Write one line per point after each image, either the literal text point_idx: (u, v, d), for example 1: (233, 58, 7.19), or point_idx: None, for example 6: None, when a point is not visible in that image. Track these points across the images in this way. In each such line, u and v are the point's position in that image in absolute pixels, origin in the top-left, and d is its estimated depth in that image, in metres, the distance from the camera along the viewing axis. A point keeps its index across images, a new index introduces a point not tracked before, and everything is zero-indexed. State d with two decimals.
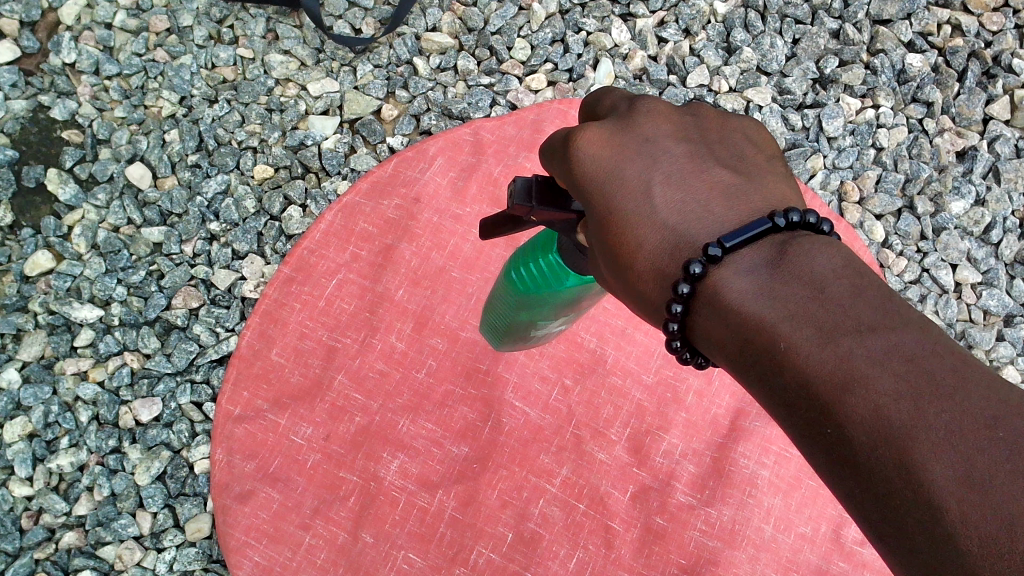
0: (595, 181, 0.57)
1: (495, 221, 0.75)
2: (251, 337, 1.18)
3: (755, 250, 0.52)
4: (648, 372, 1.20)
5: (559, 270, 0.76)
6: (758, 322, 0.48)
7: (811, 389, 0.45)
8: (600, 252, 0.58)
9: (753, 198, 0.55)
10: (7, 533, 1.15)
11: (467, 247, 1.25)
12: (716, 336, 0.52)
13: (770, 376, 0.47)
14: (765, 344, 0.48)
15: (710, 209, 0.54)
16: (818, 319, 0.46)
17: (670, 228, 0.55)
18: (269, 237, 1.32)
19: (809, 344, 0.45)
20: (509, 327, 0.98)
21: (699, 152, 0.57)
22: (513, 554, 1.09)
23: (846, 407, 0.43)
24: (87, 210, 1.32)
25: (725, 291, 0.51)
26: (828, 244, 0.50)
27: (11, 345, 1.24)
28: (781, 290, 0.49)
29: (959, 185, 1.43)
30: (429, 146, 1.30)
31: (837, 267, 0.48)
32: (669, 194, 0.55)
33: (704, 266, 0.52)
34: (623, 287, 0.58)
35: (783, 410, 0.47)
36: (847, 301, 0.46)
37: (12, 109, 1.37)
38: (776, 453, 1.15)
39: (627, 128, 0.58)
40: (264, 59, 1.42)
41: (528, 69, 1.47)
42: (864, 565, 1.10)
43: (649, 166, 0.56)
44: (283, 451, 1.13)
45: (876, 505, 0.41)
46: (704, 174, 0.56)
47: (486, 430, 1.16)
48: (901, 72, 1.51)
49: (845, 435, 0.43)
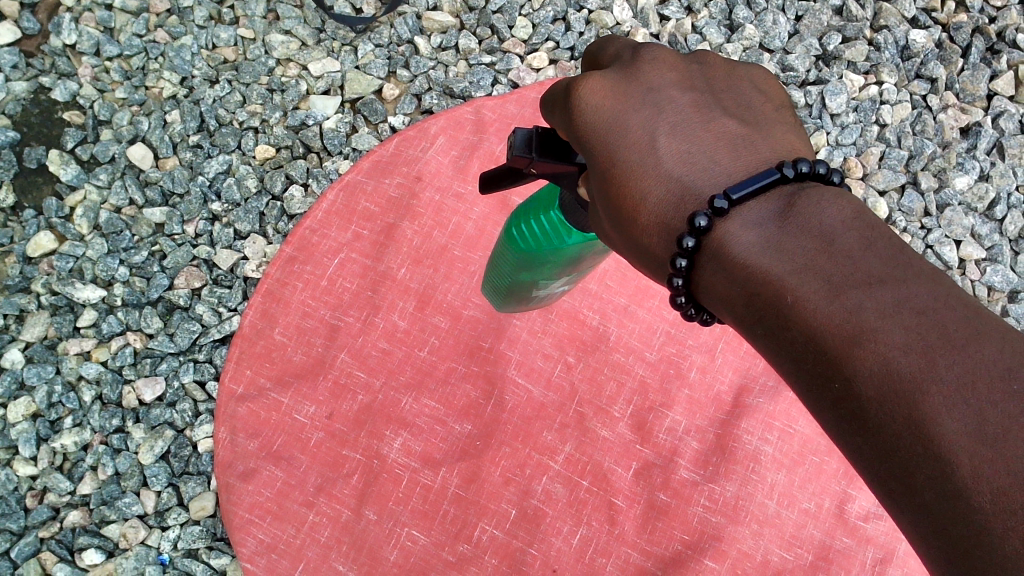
0: (598, 133, 0.56)
1: (496, 176, 0.75)
2: (253, 316, 1.18)
3: (763, 203, 0.52)
4: (650, 349, 1.19)
5: (559, 226, 0.77)
6: (766, 276, 0.48)
7: (818, 341, 0.45)
8: (601, 204, 0.58)
9: (761, 148, 0.54)
10: (12, 512, 1.16)
11: (469, 226, 1.25)
12: (723, 292, 0.52)
13: (777, 329, 0.47)
14: (773, 299, 0.48)
15: (716, 159, 0.54)
16: (826, 272, 0.46)
17: (676, 179, 0.54)
18: (271, 217, 1.32)
19: (817, 297, 0.45)
20: (509, 287, 0.98)
21: (703, 101, 0.57)
22: (516, 531, 1.09)
23: (854, 360, 0.43)
24: (89, 190, 1.32)
25: (733, 247, 0.51)
26: (838, 197, 0.50)
27: (15, 325, 1.24)
28: (790, 244, 0.49)
29: (964, 161, 1.43)
30: (430, 125, 1.30)
31: (847, 220, 0.48)
32: (673, 145, 0.55)
33: (710, 219, 0.52)
34: (626, 242, 0.57)
35: (789, 365, 0.47)
36: (857, 254, 0.46)
37: (13, 90, 1.37)
38: (780, 429, 1.15)
39: (631, 77, 0.57)
40: (265, 39, 1.42)
41: (530, 48, 1.46)
42: (868, 540, 1.10)
43: (654, 116, 0.56)
44: (286, 429, 1.13)
45: (883, 460, 0.41)
46: (711, 123, 0.55)
47: (488, 408, 1.16)
48: (905, 48, 1.49)
49: (853, 389, 0.43)
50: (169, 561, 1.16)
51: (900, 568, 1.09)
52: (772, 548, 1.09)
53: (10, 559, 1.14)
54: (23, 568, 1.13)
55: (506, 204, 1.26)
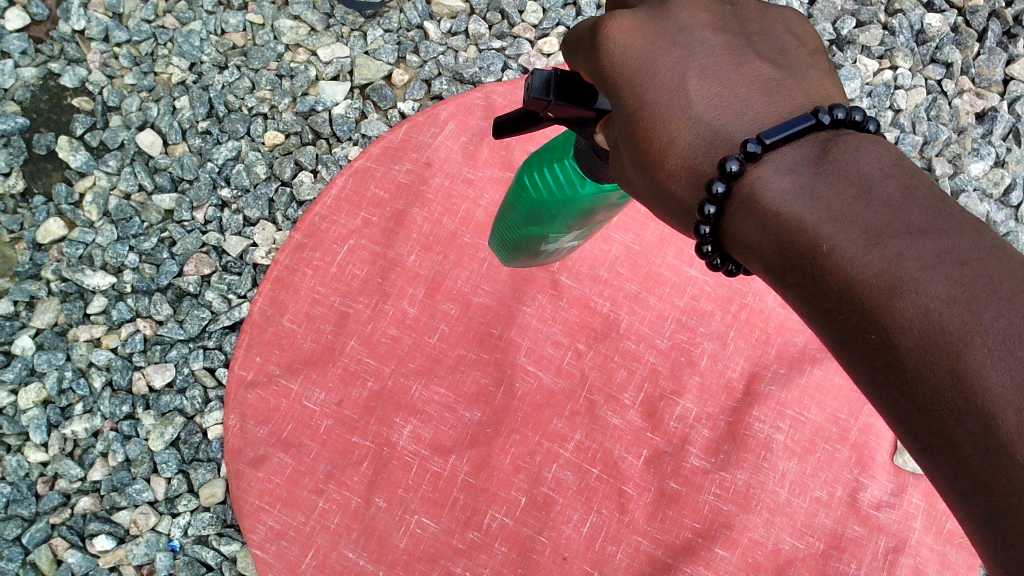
0: (625, 73, 0.54)
1: (513, 121, 0.73)
2: (263, 303, 1.17)
3: (797, 148, 0.50)
4: (662, 336, 1.18)
5: (574, 175, 0.76)
6: (799, 225, 0.47)
7: (855, 292, 0.43)
8: (625, 148, 0.56)
9: (795, 94, 0.52)
10: (23, 498, 1.16)
11: (479, 212, 1.24)
12: (752, 242, 0.51)
13: (809, 279, 0.46)
14: (806, 247, 0.46)
15: (749, 104, 0.52)
16: (865, 222, 0.44)
17: (706, 123, 0.53)
18: (281, 203, 1.31)
19: (854, 245, 0.44)
20: (519, 241, 0.98)
21: (736, 44, 0.55)
22: (526, 518, 1.09)
23: (893, 311, 0.42)
24: (98, 176, 1.32)
25: (764, 194, 0.49)
26: (876, 143, 0.48)
27: (25, 312, 1.25)
28: (824, 191, 0.47)
29: (979, 146, 1.41)
30: (440, 111, 1.29)
31: (885, 167, 0.46)
32: (705, 87, 0.53)
33: (741, 164, 0.50)
34: (650, 189, 0.55)
35: (821, 315, 0.46)
36: (896, 202, 0.44)
37: (22, 76, 1.36)
38: (792, 417, 1.14)
39: (661, 17, 0.55)
40: (273, 24, 1.41)
41: (540, 33, 1.45)
42: (880, 529, 1.09)
43: (683, 57, 0.54)
44: (296, 416, 1.13)
45: (921, 414, 0.41)
46: (744, 66, 0.53)
47: (499, 394, 1.15)
48: (920, 32, 1.48)
49: (891, 341, 0.42)
50: (179, 547, 1.16)
51: (912, 557, 1.08)
52: (784, 537, 1.08)
53: (22, 545, 1.14)
54: (35, 554, 1.13)
55: None
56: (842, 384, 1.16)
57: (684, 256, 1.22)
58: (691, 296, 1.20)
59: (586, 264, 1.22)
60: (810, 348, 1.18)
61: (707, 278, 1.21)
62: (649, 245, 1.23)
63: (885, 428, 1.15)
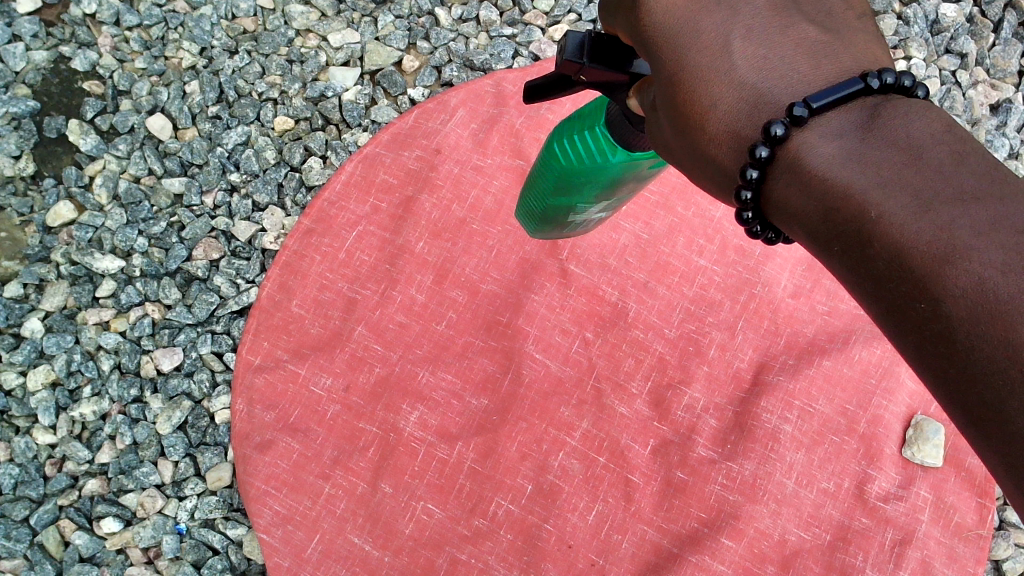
0: (667, 34, 0.54)
1: (543, 87, 0.74)
2: (272, 288, 1.17)
3: (844, 113, 0.49)
4: (670, 326, 1.18)
5: (604, 142, 0.76)
6: (846, 190, 0.46)
7: (905, 260, 0.43)
8: (665, 111, 0.56)
9: (842, 57, 0.51)
10: (32, 480, 1.17)
11: (488, 199, 1.24)
12: (795, 209, 0.50)
13: (856, 246, 0.46)
14: (853, 214, 0.46)
15: (794, 67, 0.51)
16: (915, 187, 0.44)
17: (750, 85, 0.52)
18: (290, 188, 1.31)
19: (903, 212, 0.43)
20: (546, 212, 0.97)
21: (783, 5, 0.54)
22: (532, 506, 1.09)
23: (945, 281, 0.41)
24: (108, 160, 1.32)
25: (810, 160, 0.49)
26: (926, 109, 0.47)
27: (34, 295, 1.25)
28: (872, 156, 0.46)
29: (993, 139, 1.40)
30: (451, 97, 1.29)
31: (935, 132, 0.45)
32: (749, 50, 0.53)
33: (787, 128, 0.49)
34: (689, 152, 0.55)
35: (867, 283, 0.46)
36: (948, 168, 0.43)
37: (33, 59, 1.36)
38: (800, 408, 1.13)
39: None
40: (284, 9, 1.42)
41: (552, 20, 1.44)
42: (887, 521, 1.08)
43: (728, 18, 0.53)
44: (302, 402, 1.13)
45: (972, 384, 0.40)
46: (790, 28, 0.53)
47: (506, 382, 1.15)
48: (935, 23, 1.46)
49: (942, 311, 0.41)
50: (186, 530, 1.16)
51: (919, 550, 1.07)
52: (790, 528, 1.07)
53: (30, 526, 1.15)
54: (43, 535, 1.14)
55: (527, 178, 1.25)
56: (851, 375, 1.15)
57: (694, 245, 1.22)
58: (700, 286, 1.20)
59: (596, 252, 1.21)
60: (820, 339, 1.17)
61: (717, 265, 1.21)
62: (658, 234, 1.22)
63: (895, 419, 1.14)
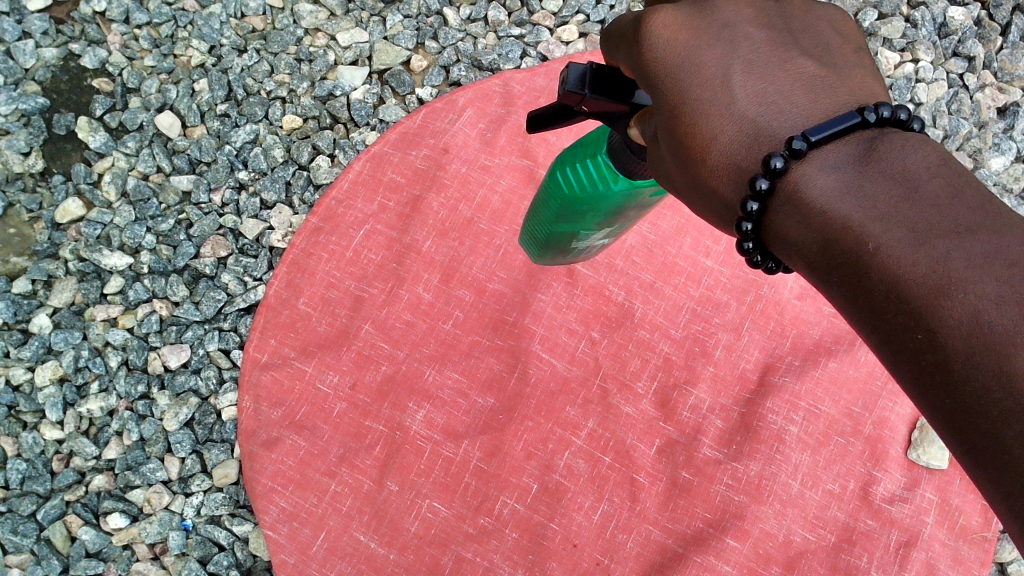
0: (667, 68, 0.54)
1: (545, 115, 0.74)
2: (279, 286, 1.18)
3: (842, 145, 0.49)
4: (676, 327, 1.18)
5: (607, 171, 0.76)
6: (844, 222, 0.46)
7: (901, 292, 0.43)
8: (665, 142, 0.56)
9: (838, 91, 0.52)
10: (39, 475, 1.17)
11: (495, 199, 1.24)
12: (795, 239, 0.50)
13: (855, 278, 0.46)
14: (851, 245, 0.46)
15: (792, 100, 0.52)
16: (912, 220, 0.44)
17: (750, 119, 0.52)
18: (297, 186, 1.31)
19: (900, 245, 0.43)
20: (549, 237, 0.98)
21: (782, 40, 0.54)
22: (537, 505, 1.09)
23: (941, 312, 0.41)
24: (117, 158, 1.33)
25: (809, 191, 0.49)
26: (923, 142, 0.47)
27: (43, 291, 1.26)
28: (870, 188, 0.46)
29: (1000, 141, 1.40)
30: (458, 97, 1.29)
31: (933, 166, 0.45)
32: (749, 84, 0.53)
33: (786, 161, 0.50)
34: (690, 185, 0.55)
35: (866, 315, 0.46)
36: (945, 202, 0.43)
37: (43, 57, 1.37)
38: (806, 409, 1.13)
39: (706, 13, 0.55)
40: (293, 8, 1.42)
41: (560, 21, 1.44)
42: (892, 523, 1.08)
43: (727, 52, 0.54)
44: (309, 399, 1.13)
45: (967, 415, 0.40)
46: (788, 62, 0.53)
47: (512, 381, 1.15)
48: (942, 26, 1.46)
49: (938, 342, 0.41)
50: (192, 527, 1.16)
51: (924, 552, 1.07)
52: (795, 529, 1.08)
53: (37, 520, 1.15)
54: (49, 530, 1.14)
55: (534, 179, 1.25)
56: (857, 377, 1.15)
57: (700, 246, 1.22)
58: (707, 287, 1.20)
59: (604, 253, 1.21)
60: (826, 340, 1.17)
61: (723, 267, 1.21)
62: (665, 235, 1.22)
63: (900, 422, 1.14)
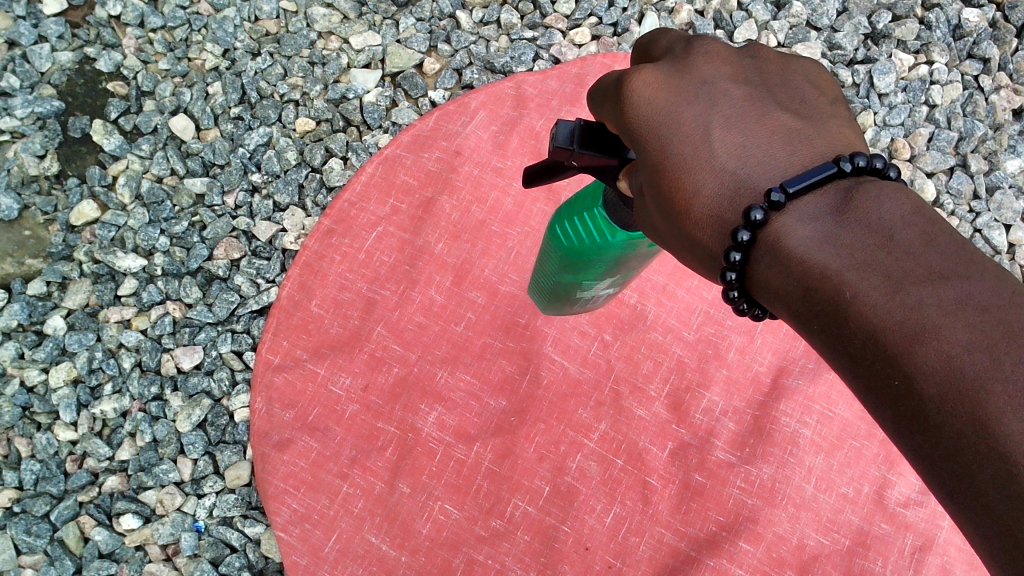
0: (649, 126, 0.55)
1: (540, 171, 0.75)
2: (291, 288, 1.18)
3: (820, 195, 0.50)
4: (689, 329, 1.18)
5: (603, 223, 0.77)
6: (822, 271, 0.47)
7: (878, 339, 0.43)
8: (651, 196, 0.56)
9: (817, 142, 0.53)
10: (52, 476, 1.18)
11: (508, 201, 1.24)
12: (777, 287, 0.51)
13: (834, 327, 0.46)
14: (829, 294, 0.46)
15: (771, 153, 0.53)
16: (887, 269, 0.44)
17: (730, 172, 0.53)
18: (310, 189, 1.32)
19: (876, 293, 0.44)
20: (554, 288, 0.98)
21: (758, 95, 0.55)
22: (550, 508, 1.09)
23: (915, 358, 0.41)
24: (132, 160, 1.33)
25: (788, 241, 0.50)
26: (896, 191, 0.48)
27: (57, 293, 1.26)
28: (847, 238, 0.47)
29: (1016, 143, 1.39)
30: (471, 100, 1.29)
31: (906, 215, 0.46)
32: (728, 138, 0.54)
33: (766, 212, 0.50)
34: (676, 236, 0.56)
35: (846, 363, 0.46)
36: (918, 250, 0.44)
37: (59, 61, 1.38)
38: (819, 413, 1.13)
39: (683, 72, 0.55)
40: (306, 12, 1.43)
41: (573, 23, 1.44)
42: (907, 527, 1.08)
43: (707, 108, 0.54)
44: (321, 401, 1.13)
45: (946, 460, 0.40)
46: (766, 117, 0.54)
47: (524, 383, 1.15)
48: (957, 27, 1.44)
49: (914, 388, 0.41)
50: (204, 528, 1.17)
51: (939, 556, 1.07)
52: (809, 533, 1.07)
53: (50, 521, 1.15)
54: (63, 531, 1.15)
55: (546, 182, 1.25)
56: None
57: None
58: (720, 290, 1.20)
59: None
60: None
61: None
62: None
63: None
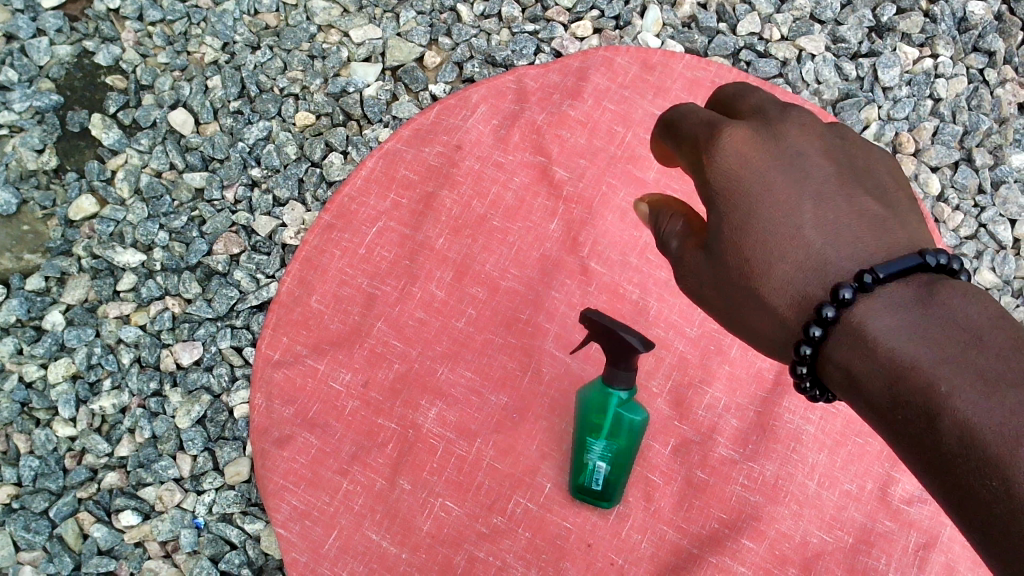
0: (732, 186, 0.74)
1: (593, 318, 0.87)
2: (291, 283, 1.18)
3: (902, 287, 0.64)
4: (692, 325, 1.16)
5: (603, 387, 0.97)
6: (909, 363, 0.60)
7: (972, 433, 0.53)
8: (743, 243, 0.73)
9: (895, 232, 0.70)
10: (52, 472, 1.17)
11: (509, 196, 1.22)
12: (855, 371, 0.65)
13: (915, 410, 0.58)
14: (919, 383, 0.58)
15: (860, 237, 0.69)
16: (978, 367, 0.56)
17: (816, 249, 0.70)
18: (311, 183, 1.31)
19: (966, 389, 0.55)
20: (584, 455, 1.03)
21: (848, 177, 0.73)
22: (551, 505, 1.09)
23: (1019, 462, 0.51)
24: (130, 155, 1.32)
25: (876, 334, 0.63)
26: (970, 290, 0.62)
27: (56, 287, 1.25)
28: (933, 337, 0.60)
29: (1020, 138, 1.38)
30: (472, 94, 1.27)
31: (987, 317, 0.59)
32: (817, 214, 0.71)
33: (853, 295, 0.65)
34: (754, 296, 0.73)
35: (918, 440, 0.58)
36: (1010, 358, 0.55)
37: (57, 54, 1.36)
38: (823, 409, 1.12)
39: (774, 139, 0.74)
40: (307, 5, 1.41)
41: (574, 17, 1.42)
42: (911, 525, 1.07)
43: (800, 179, 0.73)
44: (322, 396, 1.13)
45: (990, 526, 0.52)
46: (853, 200, 0.71)
47: (525, 379, 1.14)
48: (962, 20, 1.43)
49: (1007, 484, 0.51)
50: (204, 525, 1.16)
51: (943, 554, 1.06)
52: (812, 530, 1.07)
53: (49, 518, 1.15)
54: (62, 527, 1.14)
55: (548, 176, 1.23)
56: None
57: None
58: None
59: (617, 251, 1.19)
60: None
61: None
62: None
63: None
